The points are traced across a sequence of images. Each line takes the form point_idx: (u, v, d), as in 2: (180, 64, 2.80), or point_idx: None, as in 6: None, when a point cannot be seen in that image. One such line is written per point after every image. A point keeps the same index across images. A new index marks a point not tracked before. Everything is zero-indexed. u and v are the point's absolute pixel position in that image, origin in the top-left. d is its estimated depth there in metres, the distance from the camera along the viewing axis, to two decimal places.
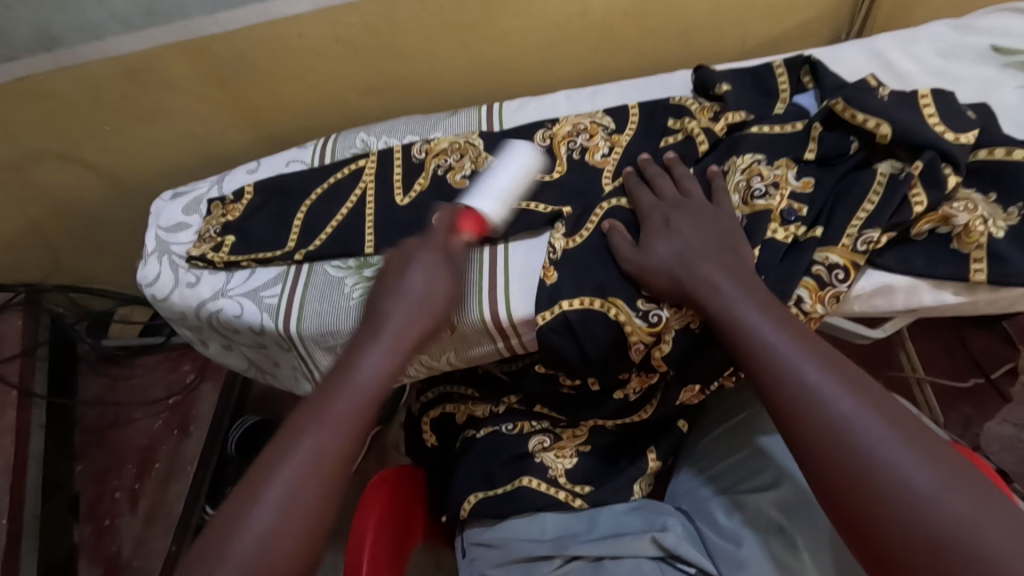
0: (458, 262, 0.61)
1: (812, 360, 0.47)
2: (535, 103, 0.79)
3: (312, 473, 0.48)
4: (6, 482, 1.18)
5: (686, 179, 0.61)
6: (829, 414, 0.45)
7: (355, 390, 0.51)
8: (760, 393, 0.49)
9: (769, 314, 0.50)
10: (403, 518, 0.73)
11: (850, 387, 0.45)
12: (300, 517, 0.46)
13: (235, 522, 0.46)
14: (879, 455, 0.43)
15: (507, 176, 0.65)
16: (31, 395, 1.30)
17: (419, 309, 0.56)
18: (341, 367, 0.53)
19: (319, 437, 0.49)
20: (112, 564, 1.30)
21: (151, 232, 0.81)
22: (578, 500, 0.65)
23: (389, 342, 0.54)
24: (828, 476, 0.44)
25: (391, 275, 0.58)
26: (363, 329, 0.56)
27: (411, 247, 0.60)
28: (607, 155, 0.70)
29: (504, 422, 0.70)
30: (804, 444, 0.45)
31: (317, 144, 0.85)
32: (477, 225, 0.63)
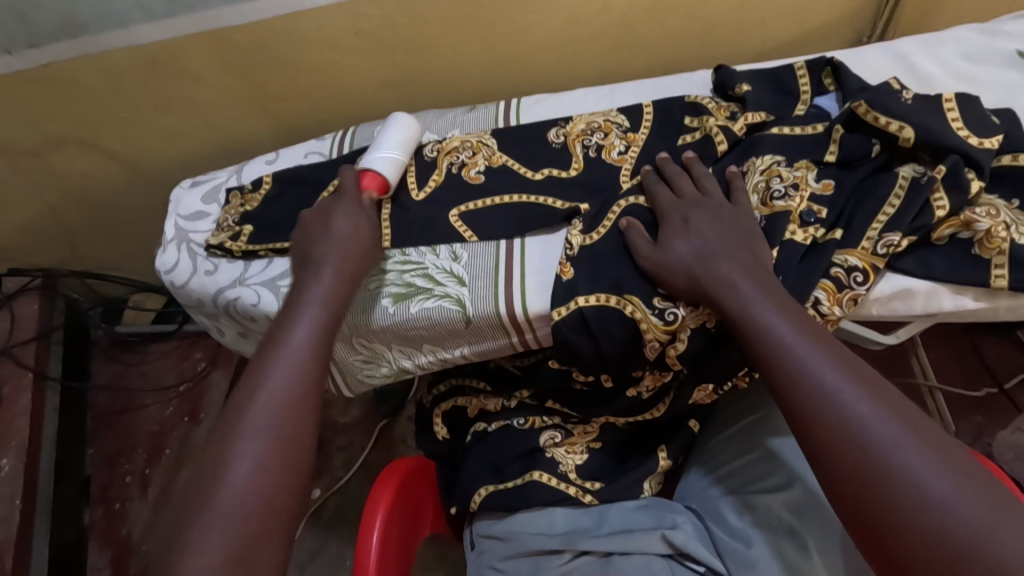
0: (371, 208, 0.68)
1: (829, 362, 0.47)
2: (554, 99, 0.79)
3: (285, 405, 0.51)
4: (20, 464, 1.19)
5: (706, 180, 0.61)
6: (845, 417, 0.45)
7: (305, 330, 0.56)
8: (776, 396, 0.49)
9: (787, 316, 0.50)
10: (412, 508, 0.73)
11: (867, 389, 0.45)
12: (281, 446, 0.49)
13: (223, 455, 0.48)
14: (895, 458, 0.42)
15: (394, 142, 0.72)
16: (45, 377, 1.33)
17: (348, 251, 0.63)
18: (287, 310, 0.59)
19: (286, 363, 0.53)
20: (121, 547, 1.31)
21: (170, 220, 0.82)
22: (588, 496, 0.65)
23: (328, 278, 0.61)
24: (845, 480, 0.44)
25: (318, 227, 0.66)
26: (304, 272, 0.63)
27: (322, 205, 0.68)
28: (623, 154, 0.70)
29: (516, 417, 0.70)
30: (820, 447, 0.45)
31: (335, 136, 0.86)
32: (377, 183, 0.70)
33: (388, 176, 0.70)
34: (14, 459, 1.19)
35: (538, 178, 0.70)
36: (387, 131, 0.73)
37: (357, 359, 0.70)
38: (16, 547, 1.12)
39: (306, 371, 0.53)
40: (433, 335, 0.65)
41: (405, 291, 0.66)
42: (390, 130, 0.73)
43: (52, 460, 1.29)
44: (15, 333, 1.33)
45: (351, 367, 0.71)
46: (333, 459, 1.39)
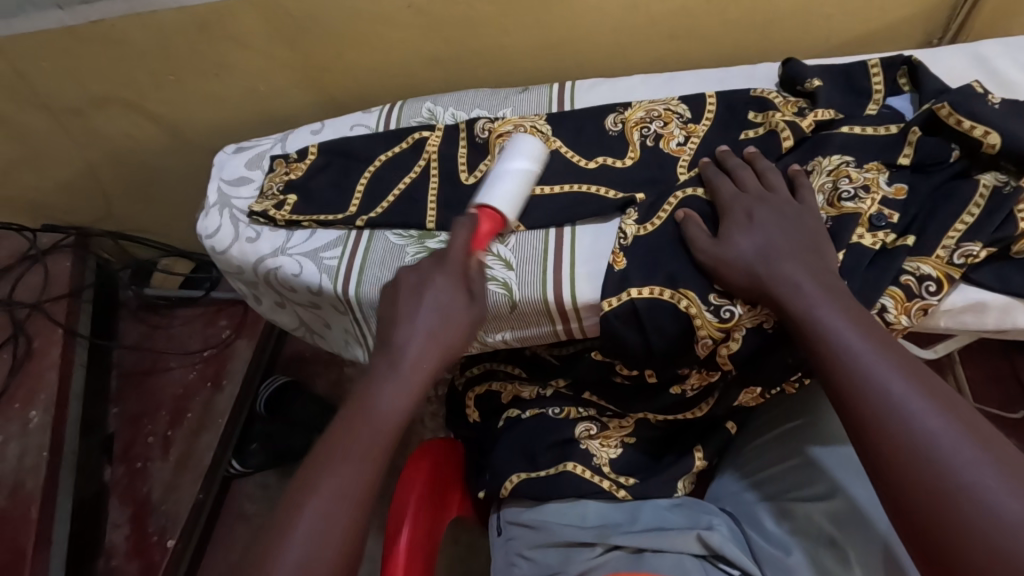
0: (480, 284, 0.59)
1: (894, 370, 0.45)
2: (610, 85, 0.77)
3: (342, 503, 0.47)
4: (49, 417, 1.22)
5: (772, 174, 0.59)
6: (913, 431, 0.43)
7: (378, 421, 0.51)
8: (837, 406, 0.47)
9: (855, 325, 0.48)
10: (441, 491, 0.73)
11: (938, 404, 0.43)
12: (332, 552, 0.46)
13: (273, 548, 0.46)
14: (966, 477, 0.40)
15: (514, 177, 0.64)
16: (74, 334, 1.34)
17: (437, 340, 0.55)
18: (358, 395, 0.53)
19: (348, 465, 0.49)
20: (141, 506, 1.34)
21: (214, 184, 0.82)
22: (621, 491, 0.64)
23: (405, 378, 0.53)
24: (906, 496, 0.42)
25: (404, 302, 0.57)
26: (377, 359, 0.55)
27: (424, 273, 0.59)
28: (683, 144, 0.68)
29: (551, 406, 0.68)
30: (880, 457, 0.44)
31: (383, 110, 0.84)
32: (493, 225, 0.63)
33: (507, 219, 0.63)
34: (44, 412, 1.22)
35: (592, 166, 0.69)
36: (508, 165, 0.65)
37: None
38: (42, 497, 1.14)
39: (367, 477, 0.49)
40: (484, 320, 0.64)
41: None
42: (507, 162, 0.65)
43: (79, 416, 1.31)
44: (47, 289, 1.34)
45: None
46: None
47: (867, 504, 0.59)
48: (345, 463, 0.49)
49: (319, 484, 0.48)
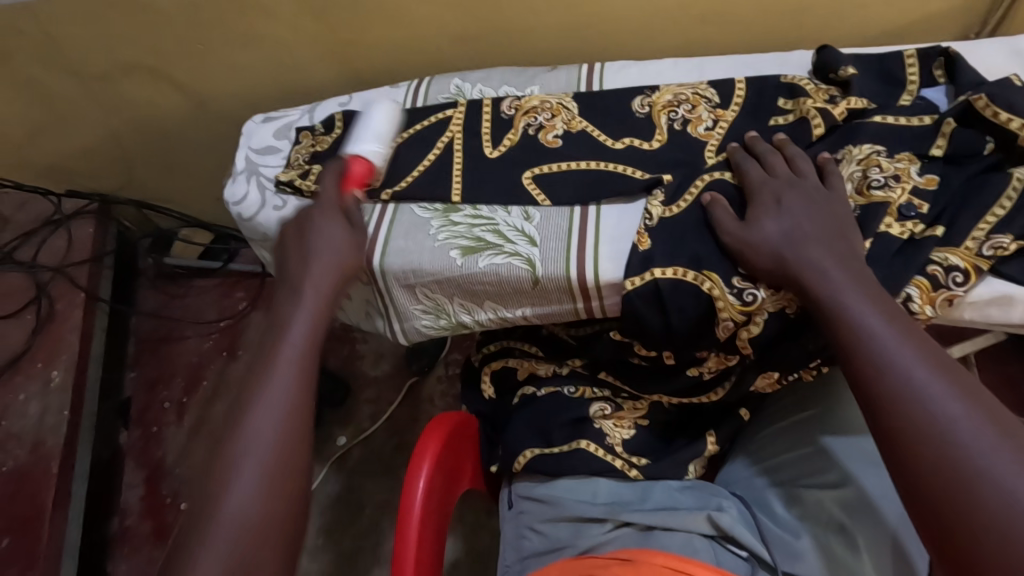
0: (358, 217, 0.67)
1: (918, 359, 0.45)
2: (640, 67, 0.77)
3: (274, 427, 0.51)
4: (70, 377, 1.25)
5: (800, 161, 0.59)
6: (934, 417, 0.43)
7: (290, 347, 0.56)
8: (857, 391, 0.47)
9: (881, 313, 0.48)
10: (453, 462, 0.73)
11: (959, 392, 0.44)
12: (272, 473, 0.49)
13: (220, 475, 0.49)
14: (984, 463, 0.41)
15: (375, 132, 0.72)
16: (96, 299, 1.38)
17: (335, 262, 0.63)
18: (271, 333, 0.57)
19: (276, 382, 0.53)
20: (155, 469, 1.36)
21: (241, 152, 0.83)
22: (634, 471, 0.65)
23: (309, 303, 0.59)
24: (921, 482, 0.42)
25: (294, 245, 0.64)
26: (284, 299, 0.60)
27: (308, 212, 0.66)
28: (710, 129, 0.68)
29: (566, 385, 0.69)
30: (898, 444, 0.44)
31: (410, 85, 0.85)
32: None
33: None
34: (65, 372, 1.25)
35: (619, 147, 0.69)
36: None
37: (417, 308, 0.70)
38: (62, 454, 1.18)
39: (297, 390, 0.53)
40: (507, 297, 0.65)
41: (474, 245, 0.65)
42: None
43: (97, 378, 1.34)
44: (70, 253, 1.38)
45: (409, 314, 0.71)
46: (360, 410, 1.44)
47: (875, 491, 0.61)
48: (263, 391, 0.53)
49: (257, 407, 0.52)
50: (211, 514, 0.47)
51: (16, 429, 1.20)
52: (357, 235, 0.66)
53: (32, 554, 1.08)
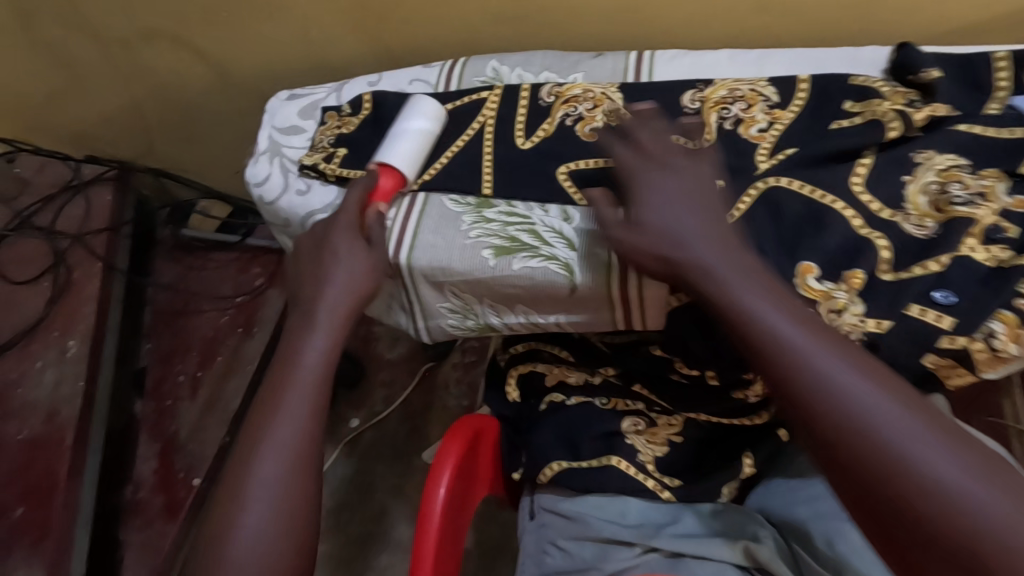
0: (378, 234, 0.62)
1: (882, 403, 0.41)
2: (693, 58, 0.71)
3: (284, 462, 0.49)
4: (86, 348, 1.24)
5: (662, 136, 0.57)
6: (911, 474, 0.39)
7: (306, 370, 0.53)
8: (799, 426, 0.43)
9: (821, 335, 0.44)
10: (472, 466, 0.70)
11: (938, 435, 0.40)
12: (287, 511, 0.49)
13: (233, 509, 0.48)
14: (976, 518, 0.37)
15: (411, 133, 0.68)
16: (113, 268, 1.35)
17: (349, 288, 0.57)
18: (282, 355, 0.54)
19: (285, 421, 0.51)
20: (169, 443, 1.36)
21: (265, 131, 0.78)
22: (665, 492, 0.61)
23: (325, 324, 0.55)
24: (905, 542, 0.39)
25: (309, 266, 0.59)
26: (296, 318, 0.57)
27: (324, 230, 0.61)
28: (764, 131, 0.62)
29: (598, 396, 0.65)
30: (872, 504, 0.40)
31: (444, 65, 0.79)
32: (395, 182, 0.66)
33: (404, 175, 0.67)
34: (81, 343, 1.24)
35: None
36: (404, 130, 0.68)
37: (444, 307, 0.67)
38: (76, 426, 1.16)
39: (310, 429, 0.51)
40: (540, 302, 0.61)
41: (508, 245, 0.61)
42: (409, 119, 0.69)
43: (114, 348, 1.33)
44: (89, 222, 1.36)
45: (435, 312, 0.67)
46: (373, 393, 1.41)
47: None
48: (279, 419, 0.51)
49: (268, 445, 0.50)
50: (226, 549, 0.47)
51: (32, 398, 1.19)
52: (377, 258, 0.60)
53: (44, 523, 1.06)
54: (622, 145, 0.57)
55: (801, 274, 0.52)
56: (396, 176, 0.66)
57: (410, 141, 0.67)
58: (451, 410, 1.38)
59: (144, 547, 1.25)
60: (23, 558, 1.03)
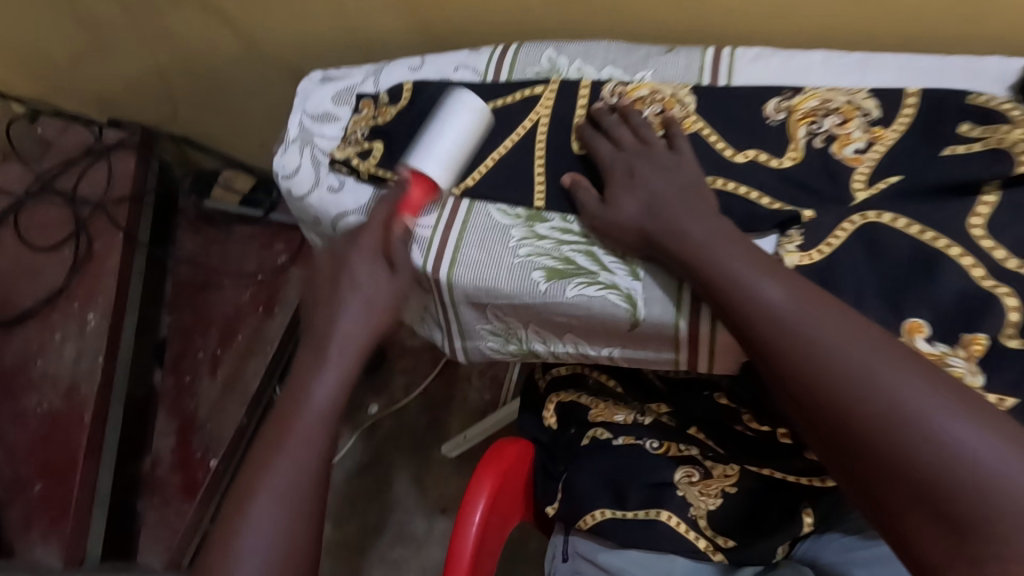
0: (403, 255, 0.57)
1: (850, 342, 0.42)
2: (780, 61, 0.63)
3: (304, 448, 0.48)
4: (105, 322, 1.19)
5: (642, 130, 0.59)
6: (885, 399, 0.39)
7: (331, 355, 0.52)
8: (774, 374, 0.44)
9: (805, 301, 0.45)
10: (508, 494, 0.65)
11: (904, 365, 0.40)
12: (301, 502, 0.47)
13: (228, 553, 0.45)
14: (940, 430, 0.37)
15: (451, 139, 0.60)
16: (135, 240, 1.28)
17: (367, 320, 0.55)
18: (313, 342, 0.54)
19: (291, 449, 0.48)
20: (188, 421, 1.29)
21: (295, 116, 0.72)
22: (718, 554, 0.58)
23: (356, 319, 0.54)
24: (882, 472, 0.38)
25: (327, 288, 0.56)
26: (318, 313, 0.55)
27: (341, 249, 0.57)
28: (861, 152, 0.55)
29: (648, 438, 0.62)
30: (850, 437, 0.40)
31: (493, 52, 0.71)
32: (426, 191, 0.60)
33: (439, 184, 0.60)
34: (101, 316, 1.19)
35: (740, 160, 0.57)
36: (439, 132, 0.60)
37: (484, 329, 0.61)
38: (95, 404, 1.12)
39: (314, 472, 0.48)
40: (593, 334, 0.57)
41: (562, 268, 0.56)
42: (447, 115, 0.60)
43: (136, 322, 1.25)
44: (112, 189, 1.29)
45: (474, 333, 0.62)
46: (392, 381, 1.31)
47: None
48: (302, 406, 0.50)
49: (267, 487, 0.47)
50: (234, 537, 0.45)
51: (53, 370, 1.15)
52: (400, 284, 0.57)
53: (65, 505, 1.06)
54: (649, 160, 0.56)
55: (909, 332, 0.47)
56: (428, 184, 0.60)
57: (451, 148, 0.59)
58: (472, 405, 1.27)
59: (161, 526, 1.21)
60: (43, 535, 1.04)
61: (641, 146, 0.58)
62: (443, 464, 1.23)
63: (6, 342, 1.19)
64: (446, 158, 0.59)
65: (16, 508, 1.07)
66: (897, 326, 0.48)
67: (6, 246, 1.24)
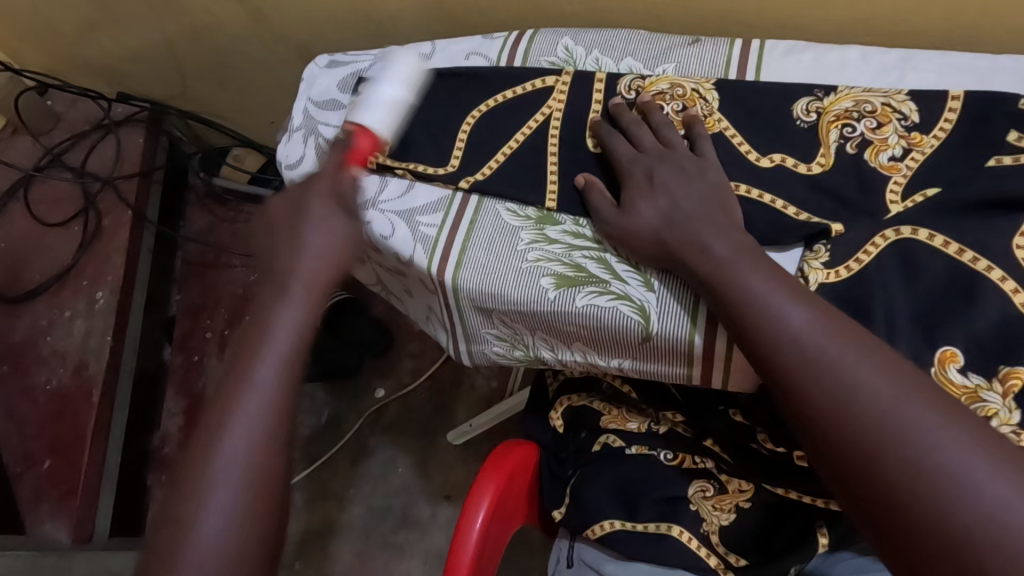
0: (351, 195, 0.53)
1: (883, 384, 0.40)
2: (813, 56, 0.59)
3: (250, 445, 0.41)
4: (115, 300, 1.16)
5: (665, 130, 0.56)
6: (913, 449, 0.37)
7: (272, 343, 0.43)
8: (798, 413, 0.42)
9: (837, 337, 0.42)
10: (511, 500, 0.63)
11: (936, 413, 0.38)
12: (254, 513, 0.40)
13: (187, 517, 0.39)
14: (970, 487, 0.35)
15: (394, 92, 0.60)
16: (144, 219, 1.26)
17: (325, 263, 0.48)
18: (254, 324, 0.45)
19: (232, 444, 0.40)
20: (196, 400, 1.29)
21: (299, 103, 0.69)
22: (729, 574, 0.57)
23: (300, 298, 0.46)
24: (904, 523, 0.37)
25: (283, 238, 0.49)
26: (266, 289, 0.47)
27: (297, 194, 0.52)
28: (898, 159, 0.51)
29: (662, 449, 0.61)
30: (873, 485, 0.38)
31: (507, 37, 0.67)
32: (370, 143, 0.58)
33: (380, 137, 0.59)
34: (110, 295, 1.16)
35: (764, 164, 0.54)
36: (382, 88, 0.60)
37: (490, 333, 0.59)
38: (104, 381, 1.09)
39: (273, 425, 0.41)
40: (604, 345, 0.54)
41: (573, 275, 0.53)
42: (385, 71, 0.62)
43: (143, 297, 1.25)
44: (120, 164, 1.26)
45: (479, 337, 0.60)
46: (401, 364, 1.29)
47: None
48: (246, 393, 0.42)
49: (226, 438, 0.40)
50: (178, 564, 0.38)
51: (60, 347, 1.11)
52: (359, 226, 0.52)
53: (73, 480, 1.02)
54: (672, 164, 0.53)
55: (941, 362, 0.45)
56: (373, 136, 0.59)
57: (394, 98, 0.60)
58: (479, 392, 1.25)
59: None
60: (51, 511, 1.00)
61: (663, 148, 0.55)
62: (450, 451, 1.22)
63: (16, 318, 1.14)
64: (390, 106, 0.60)
65: (22, 486, 1.02)
66: (930, 356, 0.45)
67: (15, 222, 1.20)
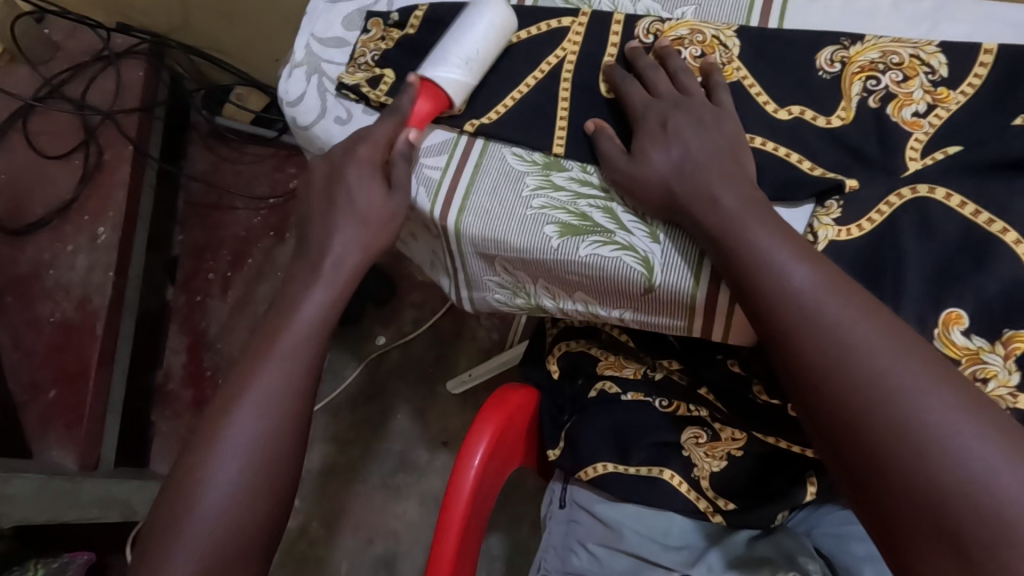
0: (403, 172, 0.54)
1: (888, 348, 0.39)
2: (842, 3, 0.56)
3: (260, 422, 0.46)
4: (117, 237, 1.15)
5: (681, 79, 0.54)
6: (908, 416, 0.37)
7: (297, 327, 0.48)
8: (796, 373, 0.41)
9: (845, 300, 0.41)
10: (511, 438, 0.64)
11: (936, 381, 0.38)
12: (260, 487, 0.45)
13: (199, 473, 0.45)
14: (960, 458, 0.35)
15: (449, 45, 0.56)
16: (145, 155, 1.23)
17: (364, 238, 0.52)
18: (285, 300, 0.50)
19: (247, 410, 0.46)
20: (198, 339, 1.29)
21: (302, 37, 0.64)
22: (717, 516, 0.59)
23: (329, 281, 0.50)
24: (889, 489, 0.37)
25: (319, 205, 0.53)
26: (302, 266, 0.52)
27: (331, 158, 0.54)
28: (921, 115, 0.49)
29: (657, 397, 0.62)
30: (861, 448, 0.38)
31: None
32: (431, 104, 0.56)
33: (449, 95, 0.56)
34: (112, 231, 1.15)
35: (782, 117, 0.52)
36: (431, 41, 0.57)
37: (492, 280, 0.59)
38: (108, 316, 1.10)
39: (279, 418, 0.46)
40: (606, 295, 0.54)
41: (577, 224, 0.53)
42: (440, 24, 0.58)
43: (145, 235, 1.23)
44: (120, 98, 1.23)
45: (481, 284, 0.60)
46: (403, 313, 1.29)
47: None
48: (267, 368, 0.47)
49: (236, 419, 0.46)
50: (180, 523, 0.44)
51: (61, 280, 1.12)
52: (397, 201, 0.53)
53: (79, 407, 1.04)
54: (688, 112, 0.51)
55: (946, 323, 0.44)
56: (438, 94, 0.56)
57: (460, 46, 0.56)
58: (480, 343, 1.26)
59: (172, 437, 1.22)
60: (59, 439, 1.03)
61: (680, 95, 0.53)
62: (449, 400, 1.24)
63: (19, 251, 1.13)
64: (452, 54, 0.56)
65: (29, 413, 1.03)
66: (934, 319, 0.44)
67: (15, 152, 1.17)
